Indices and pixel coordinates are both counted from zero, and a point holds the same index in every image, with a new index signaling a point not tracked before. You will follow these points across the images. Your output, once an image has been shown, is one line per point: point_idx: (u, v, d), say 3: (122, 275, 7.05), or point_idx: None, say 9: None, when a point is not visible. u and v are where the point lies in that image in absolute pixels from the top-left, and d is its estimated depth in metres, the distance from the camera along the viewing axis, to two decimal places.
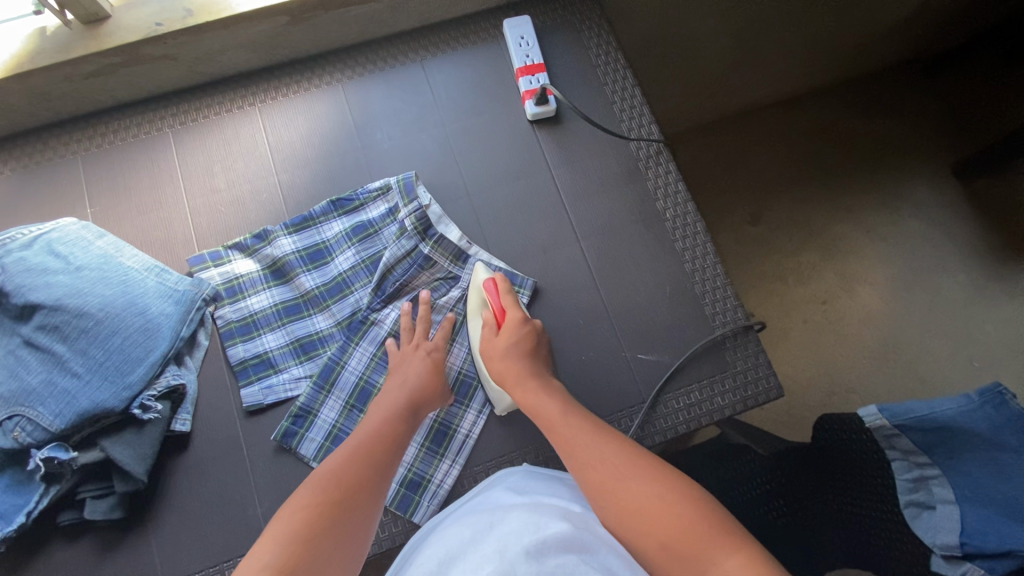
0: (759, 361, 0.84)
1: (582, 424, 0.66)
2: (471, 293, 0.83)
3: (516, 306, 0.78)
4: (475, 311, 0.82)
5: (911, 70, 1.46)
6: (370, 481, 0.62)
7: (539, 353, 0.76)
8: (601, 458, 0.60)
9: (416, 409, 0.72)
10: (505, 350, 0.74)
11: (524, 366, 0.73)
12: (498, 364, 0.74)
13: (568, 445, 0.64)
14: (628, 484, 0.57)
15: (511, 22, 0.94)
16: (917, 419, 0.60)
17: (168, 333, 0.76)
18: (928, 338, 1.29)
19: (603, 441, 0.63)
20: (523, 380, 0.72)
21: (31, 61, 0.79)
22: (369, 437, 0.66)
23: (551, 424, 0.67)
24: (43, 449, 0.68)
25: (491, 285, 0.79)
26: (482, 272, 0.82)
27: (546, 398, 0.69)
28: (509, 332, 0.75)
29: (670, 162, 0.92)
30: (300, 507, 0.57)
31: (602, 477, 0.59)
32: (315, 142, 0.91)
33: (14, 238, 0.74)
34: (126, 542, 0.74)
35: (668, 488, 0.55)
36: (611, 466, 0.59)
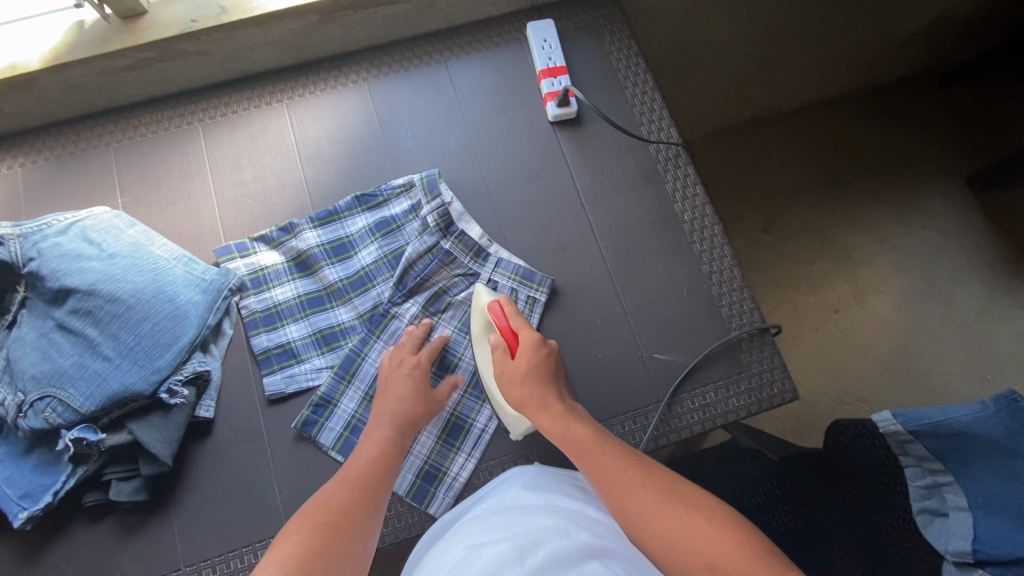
0: (775, 364, 0.85)
1: (613, 451, 0.66)
2: (473, 316, 0.83)
3: (527, 327, 0.78)
4: (484, 335, 0.82)
5: (927, 81, 1.47)
6: (366, 507, 0.64)
7: (556, 375, 0.76)
8: (637, 486, 0.61)
9: (405, 432, 0.73)
10: (521, 375, 0.74)
11: (542, 391, 0.73)
12: (515, 389, 0.74)
13: (600, 473, 0.64)
14: (667, 510, 0.58)
15: (535, 25, 0.96)
16: (932, 425, 0.61)
17: (195, 321, 0.78)
18: (940, 348, 1.29)
19: (636, 469, 0.64)
20: (549, 404, 0.72)
21: (69, 53, 0.81)
22: (365, 466, 0.68)
23: (580, 450, 0.67)
24: (73, 430, 0.70)
25: (497, 306, 0.79)
26: (483, 295, 0.82)
27: (574, 423, 0.70)
28: (524, 355, 0.75)
29: (689, 165, 0.93)
30: (298, 530, 0.59)
31: (642, 504, 0.60)
32: (340, 138, 0.93)
33: (50, 225, 0.77)
34: (148, 525, 0.75)
35: (708, 514, 0.57)
36: (646, 491, 0.61)
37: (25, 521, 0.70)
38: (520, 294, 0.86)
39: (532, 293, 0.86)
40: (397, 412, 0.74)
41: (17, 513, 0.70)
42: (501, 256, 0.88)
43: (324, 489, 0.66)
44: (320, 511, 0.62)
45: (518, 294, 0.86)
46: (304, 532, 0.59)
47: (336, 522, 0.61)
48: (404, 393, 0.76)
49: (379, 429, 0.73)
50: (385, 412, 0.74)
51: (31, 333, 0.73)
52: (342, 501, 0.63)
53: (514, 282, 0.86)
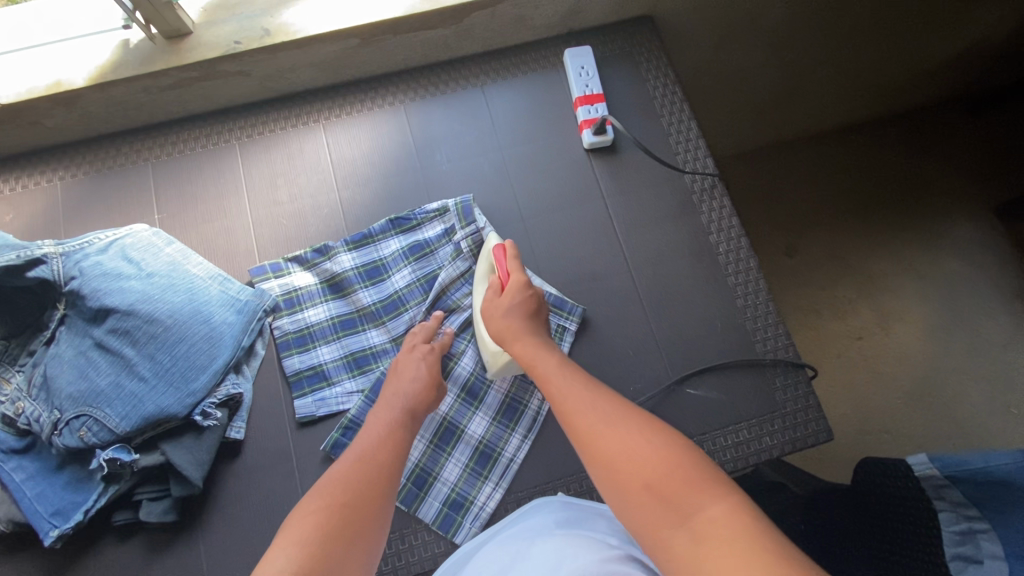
0: (809, 403, 0.83)
1: (575, 380, 0.64)
2: (480, 258, 0.84)
3: (520, 271, 0.78)
4: (483, 275, 0.83)
5: (960, 110, 1.45)
6: (380, 486, 0.63)
7: (539, 317, 0.75)
8: (591, 409, 0.59)
9: (413, 414, 0.72)
10: (504, 310, 0.74)
11: (522, 326, 0.73)
12: (498, 321, 0.74)
13: (558, 400, 0.62)
14: (612, 434, 0.56)
15: (572, 52, 0.96)
16: (971, 472, 0.58)
17: (230, 342, 0.78)
18: (967, 382, 1.26)
19: (594, 393, 0.62)
20: (523, 337, 0.71)
21: (114, 72, 0.82)
22: (377, 445, 0.67)
23: (545, 377, 0.66)
24: (107, 450, 0.70)
25: (500, 251, 0.80)
26: (494, 239, 0.83)
27: (544, 355, 0.69)
28: (511, 292, 0.75)
29: (725, 197, 0.93)
30: (317, 510, 0.58)
31: (589, 425, 0.58)
32: (375, 160, 0.93)
33: (91, 242, 0.77)
34: (174, 546, 0.75)
35: (654, 435, 0.55)
36: (600, 413, 0.58)
37: (55, 539, 0.70)
38: (550, 322, 0.85)
39: (563, 322, 0.85)
40: (406, 393, 0.73)
41: (48, 531, 0.70)
42: (533, 283, 0.87)
43: (336, 467, 0.65)
44: (338, 490, 0.61)
45: (548, 322, 0.85)
46: (325, 513, 0.58)
47: (356, 503, 0.60)
48: (415, 375, 0.75)
49: (387, 411, 0.72)
50: (394, 394, 0.73)
51: (69, 350, 0.73)
52: (358, 481, 0.63)
53: None
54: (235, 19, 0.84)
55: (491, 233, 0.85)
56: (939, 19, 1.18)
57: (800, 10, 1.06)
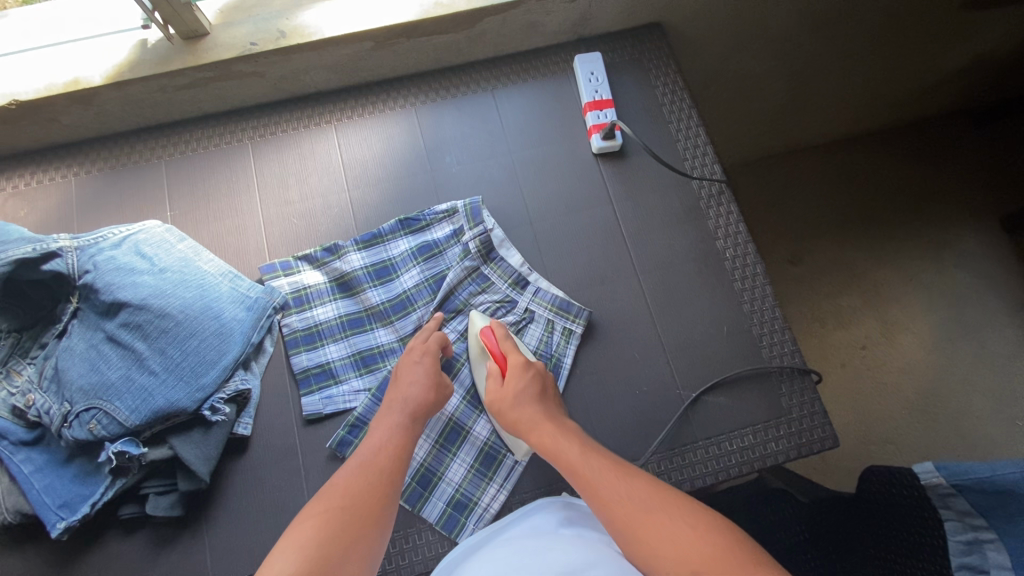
0: (815, 410, 0.83)
1: (603, 463, 0.64)
2: (471, 343, 0.84)
3: (516, 351, 0.78)
4: (479, 360, 0.83)
5: (966, 122, 1.46)
6: (381, 490, 0.64)
7: (546, 396, 0.75)
8: (630, 498, 0.59)
9: (414, 416, 0.73)
10: (511, 400, 0.73)
11: (535, 411, 0.72)
12: (509, 414, 0.73)
13: (591, 485, 0.62)
14: (656, 519, 0.57)
15: (583, 58, 0.97)
16: (976, 480, 0.61)
17: (239, 338, 0.79)
18: (972, 393, 1.25)
19: (627, 479, 0.62)
20: (539, 425, 0.70)
21: (131, 70, 0.83)
22: (378, 451, 0.68)
23: (569, 468, 0.65)
24: (116, 443, 0.70)
25: (490, 332, 0.80)
26: (478, 320, 0.83)
27: (566, 440, 0.68)
28: (513, 379, 0.75)
29: (732, 202, 0.93)
30: (318, 514, 0.60)
31: (630, 512, 0.58)
32: (386, 161, 0.94)
33: (105, 237, 0.78)
34: (179, 540, 0.75)
35: (697, 520, 0.56)
36: (635, 501, 0.59)
37: (62, 531, 0.70)
38: (555, 326, 0.86)
39: (569, 325, 0.86)
40: (408, 398, 0.74)
41: (55, 523, 0.70)
42: (540, 286, 0.88)
43: (340, 473, 0.66)
44: (338, 495, 0.62)
45: (554, 326, 0.86)
46: (324, 516, 0.59)
47: (356, 507, 0.61)
48: (415, 379, 0.75)
49: (388, 416, 0.72)
50: (395, 399, 0.74)
51: (81, 343, 0.74)
52: (359, 486, 0.64)
53: (550, 313, 0.86)
54: (252, 21, 0.85)
55: (473, 312, 0.85)
56: (947, 31, 1.19)
57: (808, 20, 1.07)
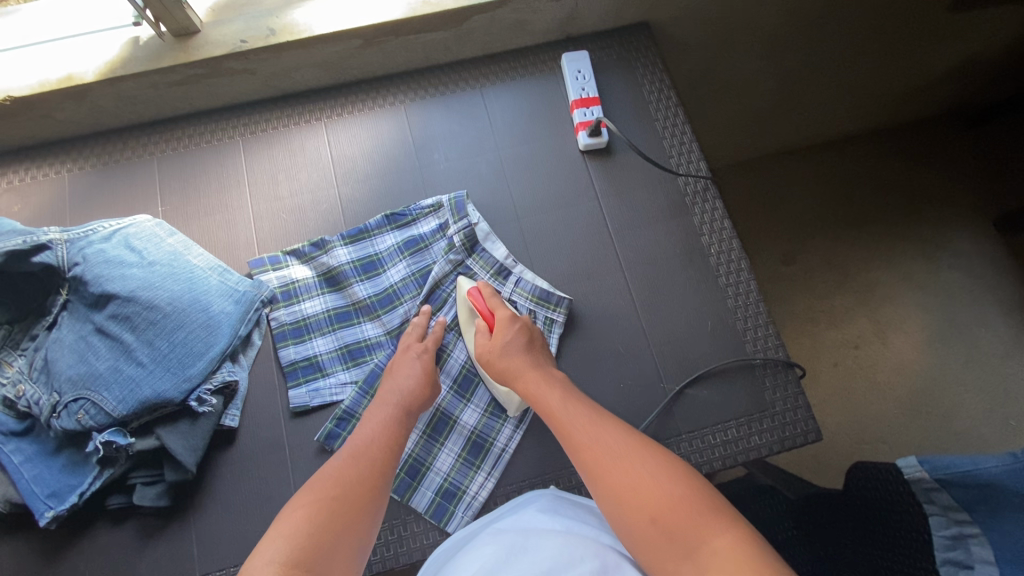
0: (799, 404, 0.84)
1: (581, 410, 0.69)
2: (459, 303, 0.86)
3: (503, 307, 0.81)
4: (468, 321, 0.84)
5: (955, 122, 1.47)
6: (372, 481, 0.65)
7: (534, 346, 0.78)
8: (605, 443, 0.64)
9: (408, 411, 0.74)
10: (500, 351, 0.77)
11: (521, 362, 0.75)
12: (499, 364, 0.76)
13: (569, 429, 0.67)
14: (622, 463, 0.61)
15: (570, 56, 0.98)
16: (961, 475, 0.61)
17: (227, 331, 0.80)
18: (962, 391, 1.26)
19: (602, 424, 0.66)
20: (523, 374, 0.74)
21: (123, 68, 0.84)
22: (370, 442, 0.69)
23: (549, 411, 0.70)
24: (103, 433, 0.71)
25: (477, 292, 0.82)
26: (466, 283, 0.85)
27: (548, 387, 0.72)
28: (501, 333, 0.78)
29: (717, 198, 0.94)
30: (309, 504, 0.60)
31: (601, 456, 0.63)
32: (374, 158, 0.95)
33: (95, 231, 0.79)
34: (167, 531, 0.76)
35: (666, 471, 0.60)
36: (611, 449, 0.63)
37: (50, 521, 0.71)
38: (538, 315, 0.87)
39: (550, 314, 0.87)
40: (402, 391, 0.75)
41: (43, 512, 0.71)
42: (524, 277, 0.88)
43: (331, 462, 0.67)
44: (331, 485, 0.63)
45: (537, 316, 0.87)
46: (315, 505, 0.60)
47: (347, 497, 0.62)
48: (411, 373, 0.77)
49: (382, 410, 0.73)
50: (388, 393, 0.75)
51: (70, 335, 0.75)
52: (350, 476, 0.64)
53: (532, 302, 0.87)
54: (242, 19, 0.87)
55: (462, 276, 0.87)
56: (936, 32, 1.20)
57: (795, 20, 1.08)
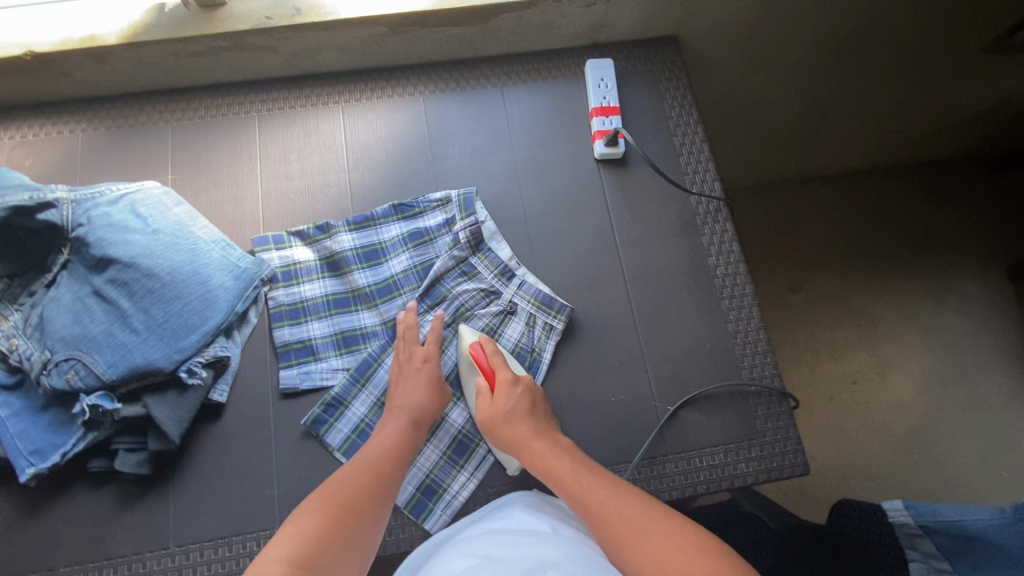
0: (789, 435, 0.83)
1: (594, 480, 0.67)
2: (460, 359, 0.84)
3: (505, 366, 0.79)
4: (469, 376, 0.83)
5: (977, 166, 1.45)
6: (377, 494, 0.66)
7: (537, 411, 0.76)
8: (624, 517, 0.62)
9: (419, 422, 0.75)
10: (502, 417, 0.74)
11: (527, 427, 0.73)
12: (502, 433, 0.74)
13: (582, 500, 0.66)
14: (646, 536, 0.60)
15: (594, 63, 0.97)
16: (945, 523, 0.64)
17: (224, 306, 0.80)
18: (956, 438, 1.24)
19: (617, 497, 0.65)
20: (529, 444, 0.73)
21: (146, 33, 0.84)
22: (381, 454, 0.70)
23: (560, 484, 0.69)
24: (91, 395, 0.71)
25: (479, 348, 0.81)
26: (468, 335, 0.84)
27: (555, 456, 0.71)
28: (503, 396, 0.75)
29: (728, 221, 0.93)
30: (317, 509, 0.61)
31: (624, 534, 0.61)
32: (387, 147, 0.95)
33: (103, 194, 0.80)
34: (145, 499, 0.76)
35: (681, 536, 0.59)
36: (625, 520, 0.62)
37: (30, 477, 0.71)
38: (537, 320, 0.86)
39: (549, 320, 0.86)
40: (413, 405, 0.75)
41: (24, 469, 0.71)
42: (526, 280, 0.88)
43: (341, 471, 0.68)
44: (339, 492, 0.64)
45: (535, 320, 0.86)
46: (323, 513, 0.61)
47: (355, 507, 0.63)
48: (420, 385, 0.77)
49: (393, 420, 0.74)
50: (401, 404, 0.76)
51: (68, 295, 0.75)
52: (358, 487, 0.65)
53: (533, 306, 0.87)
54: None
55: (462, 326, 0.85)
56: (968, 73, 1.18)
57: (825, 47, 1.07)
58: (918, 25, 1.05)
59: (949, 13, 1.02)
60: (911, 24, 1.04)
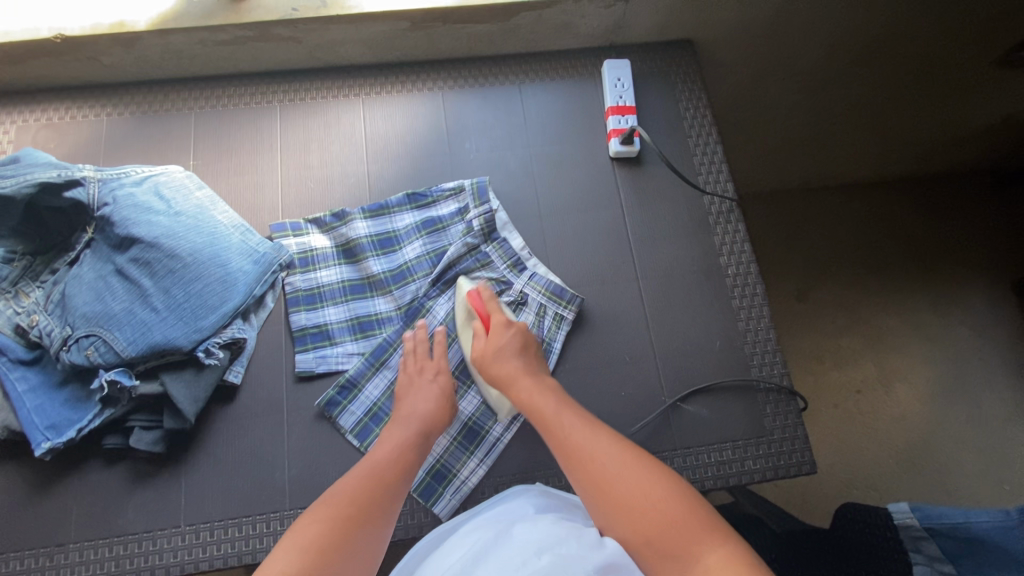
0: (797, 434, 0.83)
1: (574, 418, 0.69)
2: (455, 306, 0.86)
3: (500, 312, 0.82)
4: (464, 323, 0.85)
5: (984, 179, 1.46)
6: (381, 501, 0.64)
7: (528, 350, 0.78)
8: (598, 456, 0.64)
9: (425, 434, 0.74)
10: (495, 354, 0.77)
11: (516, 365, 0.76)
12: (492, 367, 0.76)
13: (559, 436, 0.67)
14: (621, 477, 0.61)
15: (611, 63, 0.99)
16: (950, 526, 0.66)
17: (242, 289, 0.81)
18: (960, 447, 1.25)
19: (599, 436, 0.66)
20: (517, 380, 0.74)
21: (175, 21, 0.86)
22: (385, 464, 0.68)
23: (543, 418, 0.70)
24: (110, 371, 0.72)
25: (475, 293, 0.83)
26: (465, 284, 0.86)
27: (540, 394, 0.72)
28: (496, 335, 0.78)
29: (740, 221, 0.94)
30: (318, 521, 0.60)
31: (600, 473, 0.62)
32: (406, 139, 0.96)
33: (127, 174, 0.81)
34: (158, 477, 0.77)
35: (654, 482, 0.61)
36: (600, 459, 0.63)
37: (45, 452, 0.72)
38: (547, 310, 0.87)
39: (560, 310, 0.87)
40: (419, 414, 0.75)
41: (40, 443, 0.72)
42: (537, 271, 0.89)
43: (344, 480, 0.65)
44: (341, 504, 0.62)
45: (546, 310, 0.87)
46: (326, 524, 0.59)
47: (358, 516, 0.61)
48: (428, 397, 0.77)
49: (400, 430, 0.73)
50: (407, 414, 0.75)
51: (90, 273, 0.76)
52: (363, 497, 0.63)
53: (543, 297, 0.88)
54: None
55: (462, 276, 0.88)
56: (977, 87, 1.20)
57: (837, 56, 1.09)
58: (930, 36, 1.06)
59: (962, 25, 1.04)
60: (923, 36, 1.06)
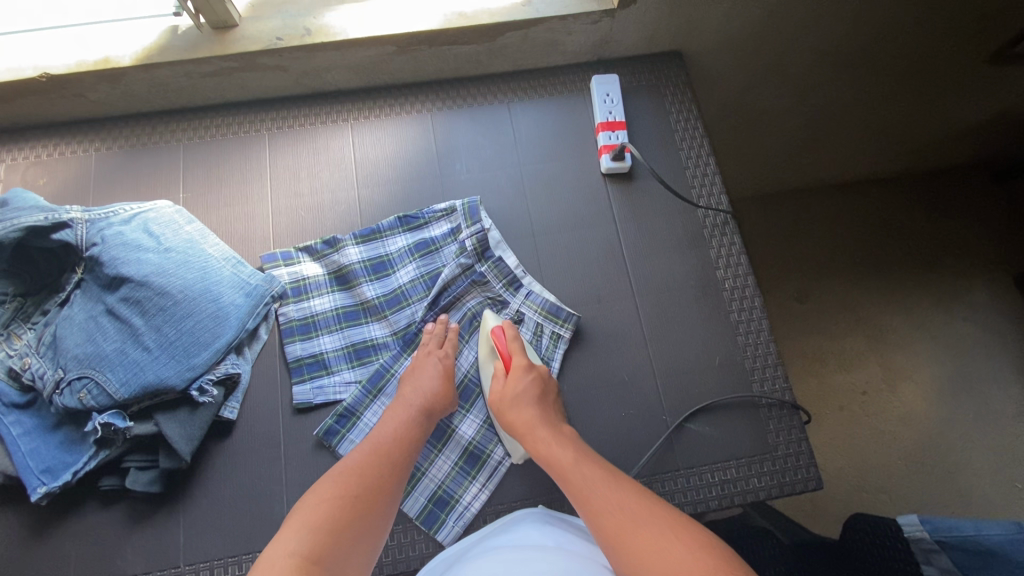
0: (801, 449, 0.82)
1: (595, 470, 0.66)
2: (479, 340, 0.85)
3: (522, 353, 0.79)
4: (486, 360, 0.83)
5: (982, 175, 1.45)
6: (389, 480, 0.65)
7: (547, 398, 0.76)
8: (619, 509, 0.60)
9: (428, 411, 0.74)
10: (512, 401, 0.74)
11: (533, 413, 0.73)
12: (509, 414, 0.74)
13: (578, 488, 0.64)
14: (644, 528, 0.58)
15: (599, 78, 0.98)
16: (962, 538, 0.64)
17: (235, 323, 0.80)
18: (969, 448, 1.23)
19: (620, 488, 0.63)
20: (534, 428, 0.72)
21: (159, 55, 0.86)
22: (391, 442, 0.69)
23: (562, 472, 0.67)
24: (103, 414, 0.71)
25: (500, 331, 0.82)
26: (490, 320, 0.84)
27: (558, 445, 0.70)
28: (516, 378, 0.76)
29: (736, 233, 0.93)
30: (329, 499, 0.60)
31: (623, 522, 0.59)
32: (396, 163, 0.96)
33: (116, 212, 0.81)
34: (155, 517, 0.76)
35: (680, 534, 0.56)
36: (624, 512, 0.60)
37: (42, 496, 0.71)
38: (544, 329, 0.87)
39: (557, 329, 0.86)
40: (423, 390, 0.75)
41: (36, 487, 0.71)
42: (532, 289, 0.89)
43: (351, 455, 0.67)
44: (351, 481, 0.63)
45: (543, 329, 0.87)
46: (336, 502, 0.60)
47: (368, 497, 0.62)
48: (432, 374, 0.77)
49: (404, 407, 0.73)
50: (410, 394, 0.75)
51: (81, 313, 0.76)
52: (371, 475, 0.64)
53: (539, 316, 0.87)
54: (280, 17, 0.88)
55: (489, 312, 0.86)
56: (970, 85, 1.19)
57: (828, 60, 1.08)
58: (921, 36, 1.05)
59: (951, 25, 1.03)
60: (913, 37, 1.05)
